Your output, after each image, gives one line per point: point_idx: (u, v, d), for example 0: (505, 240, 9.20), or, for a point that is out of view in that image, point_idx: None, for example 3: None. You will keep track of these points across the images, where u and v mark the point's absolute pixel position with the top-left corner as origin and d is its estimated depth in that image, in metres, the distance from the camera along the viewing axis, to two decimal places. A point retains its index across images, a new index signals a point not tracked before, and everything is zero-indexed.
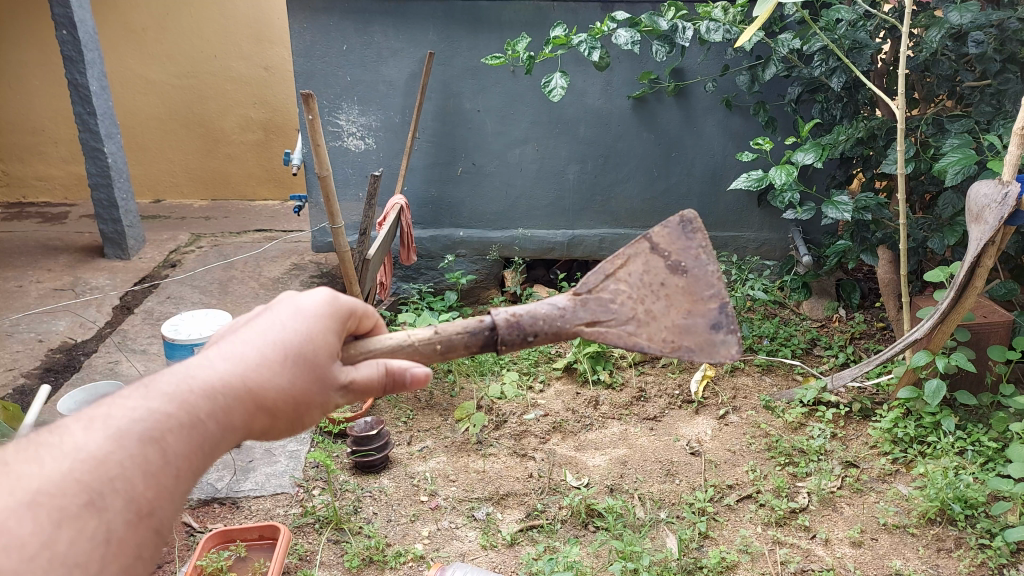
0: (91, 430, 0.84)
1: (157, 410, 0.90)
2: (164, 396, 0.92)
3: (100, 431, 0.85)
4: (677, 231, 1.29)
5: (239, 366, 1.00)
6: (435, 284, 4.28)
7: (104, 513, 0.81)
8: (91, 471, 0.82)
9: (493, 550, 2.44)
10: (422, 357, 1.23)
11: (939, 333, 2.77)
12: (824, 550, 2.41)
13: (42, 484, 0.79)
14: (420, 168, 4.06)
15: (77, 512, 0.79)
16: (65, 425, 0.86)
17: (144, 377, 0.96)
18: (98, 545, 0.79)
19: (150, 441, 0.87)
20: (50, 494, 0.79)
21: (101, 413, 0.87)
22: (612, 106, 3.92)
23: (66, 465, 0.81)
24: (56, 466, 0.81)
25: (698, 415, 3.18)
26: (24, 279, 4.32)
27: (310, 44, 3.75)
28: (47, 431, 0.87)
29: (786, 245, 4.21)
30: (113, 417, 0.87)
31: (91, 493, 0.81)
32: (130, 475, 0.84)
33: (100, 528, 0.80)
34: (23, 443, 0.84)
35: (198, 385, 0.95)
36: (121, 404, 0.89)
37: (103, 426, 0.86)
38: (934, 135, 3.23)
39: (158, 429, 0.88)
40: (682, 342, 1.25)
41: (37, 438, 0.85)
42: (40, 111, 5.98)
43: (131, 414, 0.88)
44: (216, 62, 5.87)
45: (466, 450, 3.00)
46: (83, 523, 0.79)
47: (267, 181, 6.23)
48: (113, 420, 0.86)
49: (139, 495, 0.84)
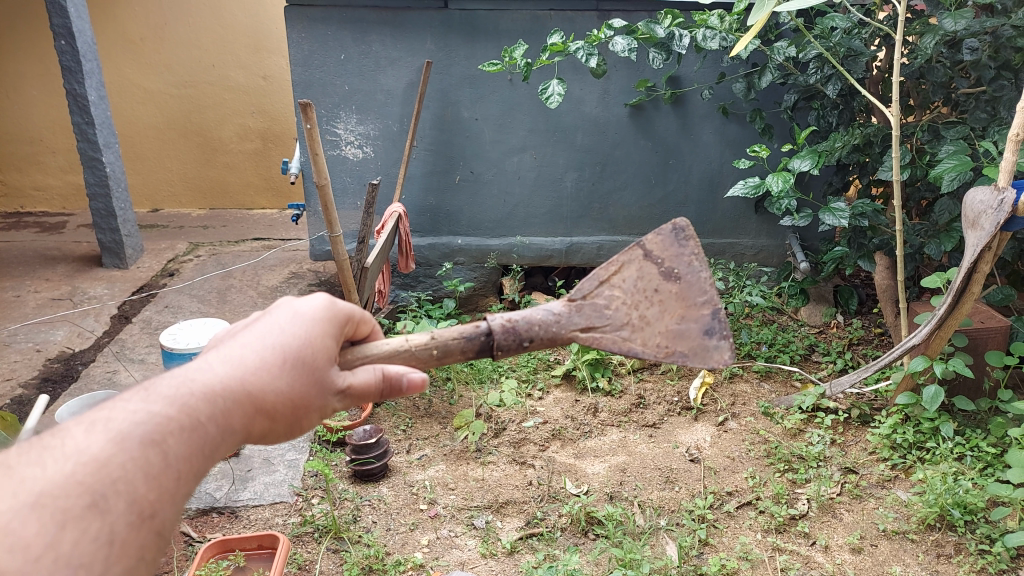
0: (93, 433, 0.84)
1: (157, 413, 0.90)
2: (164, 399, 0.92)
3: (101, 434, 0.85)
4: (669, 238, 1.31)
5: (238, 369, 1.00)
6: (434, 292, 4.29)
7: (107, 515, 0.81)
8: (93, 474, 0.81)
9: (492, 558, 2.44)
10: (418, 362, 1.22)
11: (937, 338, 2.77)
12: (825, 556, 2.41)
13: (45, 486, 0.79)
14: (418, 176, 4.07)
15: (80, 514, 0.79)
16: (66, 428, 0.86)
17: (144, 381, 0.96)
18: (102, 545, 0.79)
19: (151, 444, 0.87)
20: (54, 496, 0.78)
21: (102, 416, 0.87)
22: (609, 113, 3.94)
23: (68, 467, 0.80)
24: (58, 469, 0.80)
25: (697, 422, 3.18)
26: (22, 289, 4.32)
27: (308, 53, 3.76)
28: (47, 434, 0.86)
29: (783, 251, 4.22)
30: (114, 420, 0.87)
31: (94, 495, 0.80)
32: (132, 477, 0.84)
33: (104, 529, 0.80)
34: (24, 447, 0.84)
35: (197, 389, 0.95)
36: (121, 407, 0.89)
37: (104, 429, 0.85)
38: (930, 142, 3.26)
39: (159, 431, 0.88)
40: (675, 347, 1.24)
41: (38, 442, 0.84)
42: (38, 121, 5.98)
43: (132, 417, 0.88)
44: (214, 72, 5.89)
45: (465, 458, 3.00)
46: (86, 524, 0.79)
47: (266, 190, 6.24)
48: (114, 423, 0.86)
49: (141, 497, 0.84)
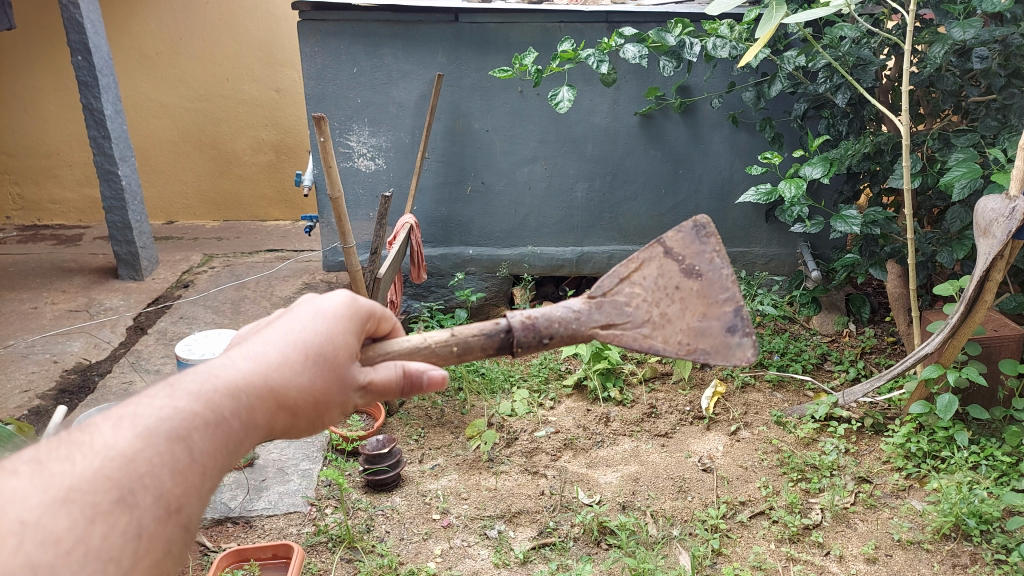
0: (120, 429, 0.86)
1: (183, 408, 0.92)
2: (189, 395, 0.94)
3: (128, 429, 0.87)
4: (690, 236, 1.32)
5: (261, 365, 1.02)
6: (446, 301, 4.31)
7: (135, 509, 0.82)
8: (121, 469, 0.83)
9: (505, 568, 2.44)
10: (438, 359, 1.24)
11: (950, 347, 2.76)
12: (839, 566, 2.40)
13: (74, 481, 0.80)
14: (430, 187, 4.09)
15: (109, 508, 0.80)
16: (94, 424, 0.87)
17: (169, 377, 0.98)
18: (130, 540, 0.80)
19: (177, 440, 0.89)
20: (83, 491, 0.80)
21: (129, 412, 0.89)
22: (620, 123, 3.96)
23: (97, 462, 0.82)
24: (86, 465, 0.82)
25: (709, 431, 3.18)
26: (39, 301, 4.37)
27: (321, 67, 3.80)
28: (75, 430, 0.88)
29: (795, 260, 4.23)
30: (141, 416, 0.89)
31: (122, 490, 0.82)
32: (159, 472, 0.85)
33: (132, 523, 0.81)
34: (53, 443, 0.86)
35: (221, 384, 0.98)
36: (148, 403, 0.91)
37: (131, 425, 0.87)
38: (940, 150, 3.27)
39: (185, 427, 0.90)
40: (697, 345, 1.26)
41: (67, 438, 0.86)
42: (55, 136, 6.07)
43: (159, 413, 0.90)
44: (228, 85, 5.95)
45: (477, 467, 3.00)
46: (115, 519, 0.80)
47: (279, 203, 6.30)
48: (141, 419, 0.88)
49: (168, 491, 0.86)
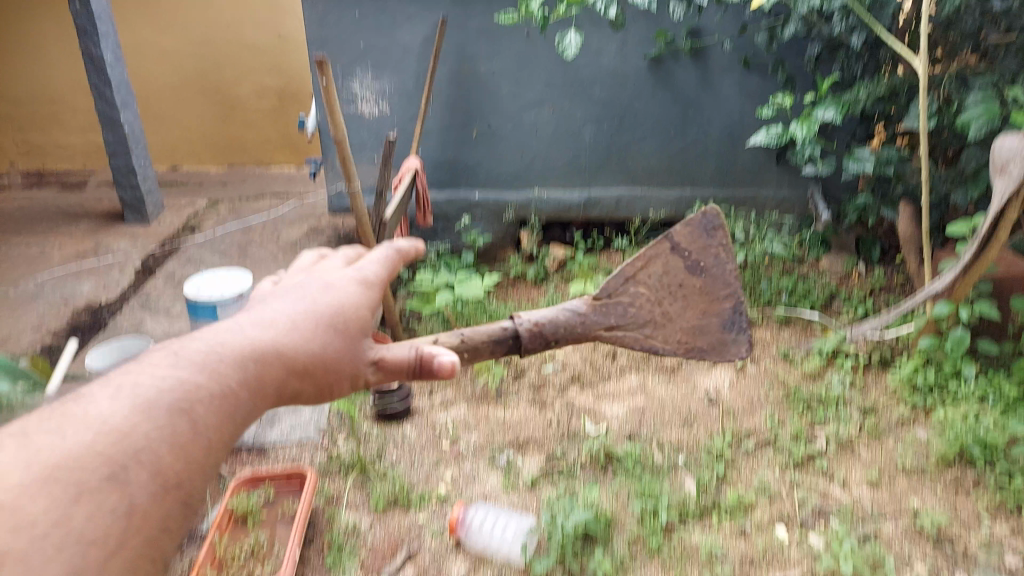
0: (116, 401, 0.92)
1: (186, 378, 0.99)
2: (194, 364, 1.01)
3: (125, 401, 0.92)
4: (699, 229, 1.55)
5: (270, 333, 1.11)
6: (454, 243, 4.32)
7: (126, 486, 0.87)
8: (111, 445, 0.88)
9: (515, 492, 2.50)
10: (449, 361, 1.47)
11: (962, 284, 2.75)
12: (843, 492, 2.44)
13: (61, 459, 0.84)
14: (436, 131, 4.06)
15: (96, 485, 0.84)
16: (87, 398, 0.93)
17: (174, 345, 1.06)
18: (119, 518, 0.84)
19: (177, 412, 0.95)
20: (67, 471, 0.83)
21: (128, 382, 0.96)
22: (628, 66, 3.90)
23: (87, 438, 0.87)
24: (77, 440, 0.86)
25: (715, 366, 3.20)
26: (48, 245, 4.40)
27: (322, 10, 3.72)
28: (70, 401, 0.93)
29: (804, 200, 4.21)
30: (140, 386, 0.95)
31: (113, 466, 0.87)
32: (154, 446, 0.91)
33: (121, 501, 0.85)
34: (41, 417, 0.90)
35: (226, 354, 1.05)
36: (148, 373, 0.98)
37: (129, 395, 0.93)
38: (956, 90, 3.20)
39: (184, 399, 0.96)
40: (697, 342, 1.54)
41: (54, 413, 0.90)
42: (56, 81, 6.04)
43: (157, 385, 0.96)
44: (229, 31, 5.85)
45: (486, 399, 3.04)
46: (102, 498, 0.84)
47: (283, 147, 6.31)
48: (139, 389, 0.94)
49: (161, 468, 0.90)
